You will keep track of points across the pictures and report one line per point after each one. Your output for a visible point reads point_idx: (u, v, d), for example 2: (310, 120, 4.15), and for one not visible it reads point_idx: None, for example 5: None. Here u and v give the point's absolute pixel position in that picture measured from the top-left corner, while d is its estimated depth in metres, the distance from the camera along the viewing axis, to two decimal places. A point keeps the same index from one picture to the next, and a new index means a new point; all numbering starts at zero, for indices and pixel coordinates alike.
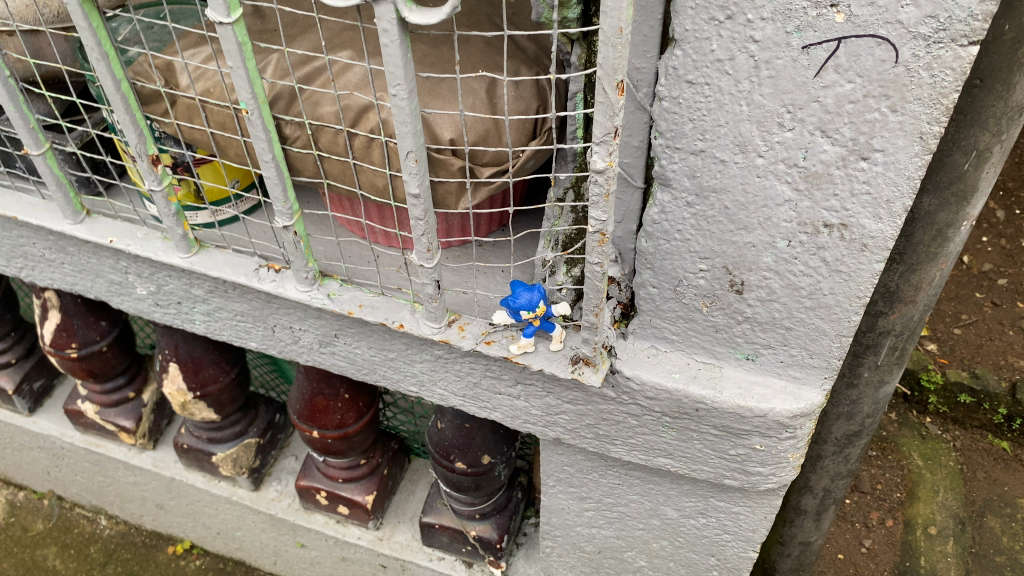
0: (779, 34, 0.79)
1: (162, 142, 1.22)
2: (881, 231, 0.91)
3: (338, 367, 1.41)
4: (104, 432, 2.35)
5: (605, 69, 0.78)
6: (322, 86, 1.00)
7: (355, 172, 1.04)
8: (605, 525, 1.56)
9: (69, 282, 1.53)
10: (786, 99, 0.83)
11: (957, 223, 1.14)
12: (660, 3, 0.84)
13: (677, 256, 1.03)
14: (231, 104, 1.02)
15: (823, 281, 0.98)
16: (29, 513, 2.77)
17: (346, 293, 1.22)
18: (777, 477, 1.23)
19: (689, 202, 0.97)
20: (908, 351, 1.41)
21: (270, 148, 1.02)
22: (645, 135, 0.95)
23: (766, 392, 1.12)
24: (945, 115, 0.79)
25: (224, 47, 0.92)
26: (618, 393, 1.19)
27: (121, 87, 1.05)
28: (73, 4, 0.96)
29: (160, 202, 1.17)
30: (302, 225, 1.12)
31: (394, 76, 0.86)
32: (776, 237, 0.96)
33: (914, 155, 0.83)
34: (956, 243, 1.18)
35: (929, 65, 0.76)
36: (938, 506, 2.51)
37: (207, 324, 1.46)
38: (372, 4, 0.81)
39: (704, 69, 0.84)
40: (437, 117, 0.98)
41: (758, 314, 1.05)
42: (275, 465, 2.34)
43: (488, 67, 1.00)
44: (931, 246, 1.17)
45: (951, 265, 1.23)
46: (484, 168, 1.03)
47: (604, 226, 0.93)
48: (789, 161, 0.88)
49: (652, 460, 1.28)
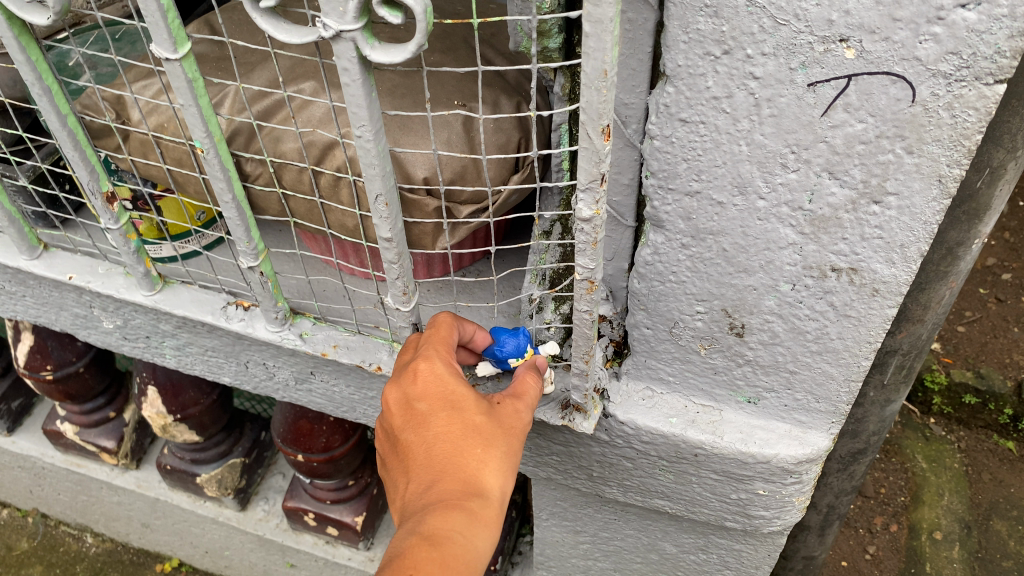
0: (782, 71, 0.71)
1: (119, 175, 1.14)
2: (894, 276, 0.83)
3: (317, 403, 1.34)
4: (85, 452, 2.28)
5: (590, 113, 0.70)
6: (283, 121, 0.92)
7: (323, 212, 0.96)
8: (601, 557, 1.50)
9: (33, 315, 1.45)
10: (789, 139, 0.75)
11: (968, 242, 1.06)
12: (650, 34, 0.76)
13: (672, 298, 0.95)
14: (186, 141, 0.94)
15: (831, 326, 0.90)
16: (13, 532, 2.70)
17: (320, 332, 1.14)
18: (782, 520, 1.16)
19: (684, 243, 0.89)
20: (915, 370, 1.34)
21: (229, 188, 0.94)
22: (635, 173, 0.87)
23: (768, 437, 1.05)
24: (966, 157, 0.72)
25: (172, 83, 0.84)
26: (612, 436, 1.12)
27: (67, 123, 0.97)
28: (7, 37, 0.88)
29: (118, 241, 1.09)
30: (269, 264, 1.05)
31: (358, 116, 0.78)
32: (779, 281, 0.88)
33: (932, 199, 0.75)
34: (966, 262, 1.11)
35: (950, 104, 0.68)
36: (944, 510, 2.45)
37: (178, 359, 1.39)
38: (330, 41, 0.73)
39: (699, 106, 0.76)
40: (409, 155, 0.89)
41: (761, 357, 0.98)
42: (262, 483, 2.28)
43: (464, 97, 0.92)
44: (940, 266, 1.10)
45: (962, 282, 1.16)
46: (462, 207, 0.94)
47: (592, 273, 0.86)
48: (793, 204, 0.80)
49: (649, 501, 1.21)
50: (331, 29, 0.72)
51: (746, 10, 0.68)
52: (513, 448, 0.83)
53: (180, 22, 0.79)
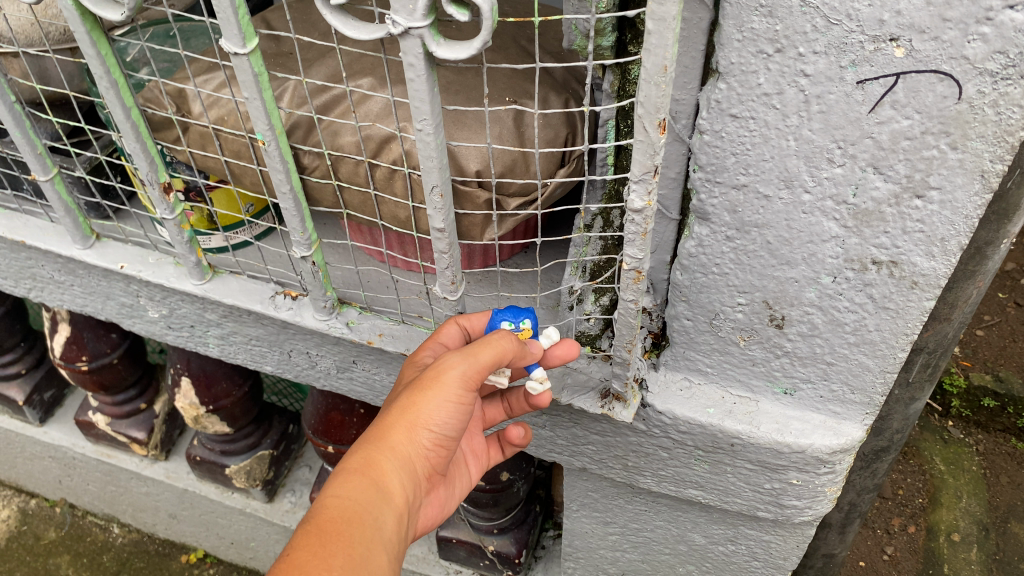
0: (833, 69, 0.74)
1: (174, 167, 1.17)
2: (933, 269, 0.86)
3: (356, 392, 1.38)
4: (115, 443, 2.32)
5: (647, 107, 0.73)
6: (341, 115, 0.96)
7: (377, 203, 1.00)
8: (629, 548, 1.52)
9: (79, 304, 1.49)
10: (837, 135, 0.78)
11: (998, 241, 1.10)
12: (703, 33, 0.79)
13: (714, 290, 0.98)
14: (246, 133, 0.98)
15: (869, 318, 0.93)
16: (41, 522, 2.74)
17: (366, 321, 1.18)
18: (814, 510, 1.18)
19: (728, 236, 0.92)
20: (941, 368, 1.37)
21: (288, 179, 0.97)
22: (682, 167, 0.90)
23: (804, 427, 1.08)
24: (1009, 153, 0.74)
25: (239, 77, 0.87)
26: (649, 426, 1.15)
27: (131, 115, 1.00)
28: (79, 32, 0.91)
29: (173, 230, 1.13)
30: (320, 254, 1.08)
31: (420, 110, 0.82)
32: (820, 273, 0.91)
33: (973, 193, 0.78)
34: (995, 261, 1.14)
35: (995, 102, 0.71)
36: (962, 513, 2.46)
37: (221, 348, 1.43)
38: (398, 37, 0.76)
39: (749, 103, 0.79)
40: (463, 148, 0.92)
41: (799, 349, 1.01)
42: (289, 476, 2.32)
43: (516, 94, 0.96)
44: (970, 264, 1.13)
45: (990, 282, 1.20)
46: (511, 199, 0.98)
47: (640, 264, 0.88)
48: (837, 197, 0.83)
49: (682, 491, 1.24)
50: (400, 26, 0.75)
51: (800, 9, 0.71)
52: (431, 401, 0.93)
53: (250, 19, 0.82)
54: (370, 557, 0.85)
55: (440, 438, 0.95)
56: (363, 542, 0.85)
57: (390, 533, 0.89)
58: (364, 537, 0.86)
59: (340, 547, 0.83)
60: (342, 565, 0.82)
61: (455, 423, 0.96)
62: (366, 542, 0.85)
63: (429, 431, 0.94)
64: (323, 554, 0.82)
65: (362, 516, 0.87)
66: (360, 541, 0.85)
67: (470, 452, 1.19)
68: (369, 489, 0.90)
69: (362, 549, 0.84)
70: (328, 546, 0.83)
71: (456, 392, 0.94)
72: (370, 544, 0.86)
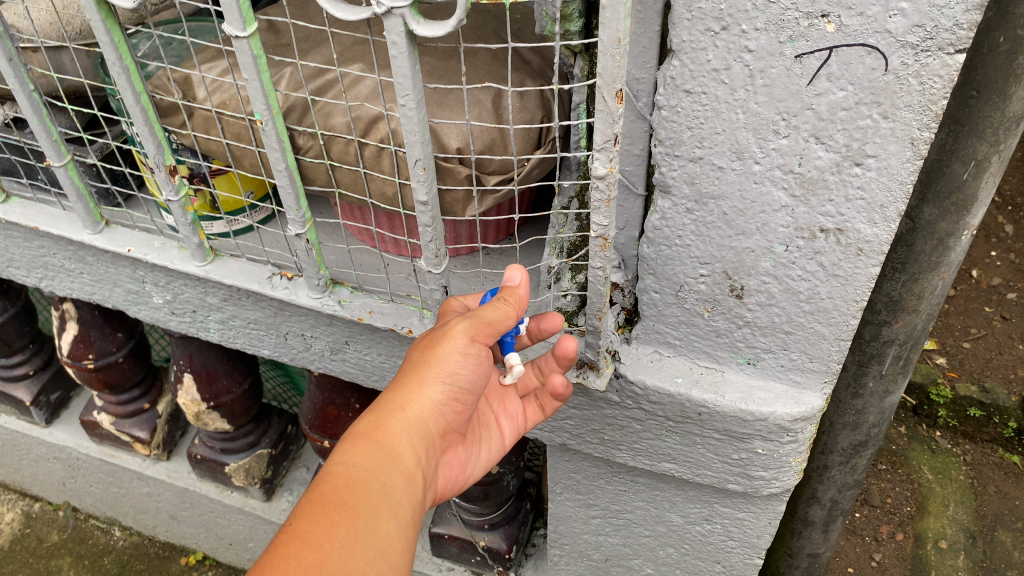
0: (773, 44, 0.82)
1: (179, 153, 1.26)
2: (876, 235, 0.93)
3: (349, 374, 1.46)
4: (119, 442, 2.31)
5: (605, 78, 0.81)
6: (334, 97, 1.04)
7: (366, 181, 1.08)
8: (611, 532, 1.58)
9: (88, 291, 1.57)
10: (780, 107, 0.86)
11: (958, 232, 1.10)
12: (658, 14, 0.88)
13: (678, 262, 1.06)
14: (246, 116, 1.06)
15: (821, 285, 1.00)
16: (44, 525, 2.74)
17: (357, 300, 1.26)
18: (780, 482, 1.26)
19: (689, 208, 1.00)
20: (914, 361, 1.32)
21: (284, 158, 1.05)
22: (645, 143, 0.98)
23: (767, 396, 1.15)
24: (935, 121, 0.82)
25: (239, 60, 0.94)
26: (623, 397, 1.23)
27: (141, 100, 1.08)
28: (95, 21, 0.98)
29: (177, 212, 1.20)
30: (314, 233, 1.16)
31: (403, 86, 0.89)
32: (774, 242, 0.98)
33: (906, 160, 0.86)
34: (958, 252, 1.14)
35: (918, 72, 0.79)
36: (949, 520, 2.34)
37: (221, 333, 1.51)
38: (382, 17, 0.84)
39: (701, 78, 0.87)
40: (444, 126, 1.01)
41: (758, 318, 1.07)
42: (286, 477, 2.31)
43: (494, 79, 1.04)
44: (932, 255, 1.13)
45: (955, 273, 1.18)
46: (490, 176, 1.05)
47: (606, 230, 0.96)
48: (785, 167, 0.91)
49: (657, 464, 1.33)
50: (383, 6, 0.83)
51: None
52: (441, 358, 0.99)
53: (250, 4, 0.90)
54: (374, 523, 0.88)
55: (452, 392, 1.02)
56: (369, 509, 0.89)
57: (399, 495, 0.93)
58: (370, 503, 0.90)
59: (343, 516, 0.87)
60: (345, 535, 0.85)
61: (465, 376, 1.02)
62: (371, 508, 0.89)
63: (440, 385, 1.01)
64: (324, 524, 0.85)
65: (368, 482, 0.91)
66: (364, 508, 0.88)
67: (501, 413, 1.24)
68: (378, 453, 0.95)
69: (366, 516, 0.88)
70: (331, 516, 0.86)
71: (462, 346, 1.00)
72: (377, 510, 0.90)
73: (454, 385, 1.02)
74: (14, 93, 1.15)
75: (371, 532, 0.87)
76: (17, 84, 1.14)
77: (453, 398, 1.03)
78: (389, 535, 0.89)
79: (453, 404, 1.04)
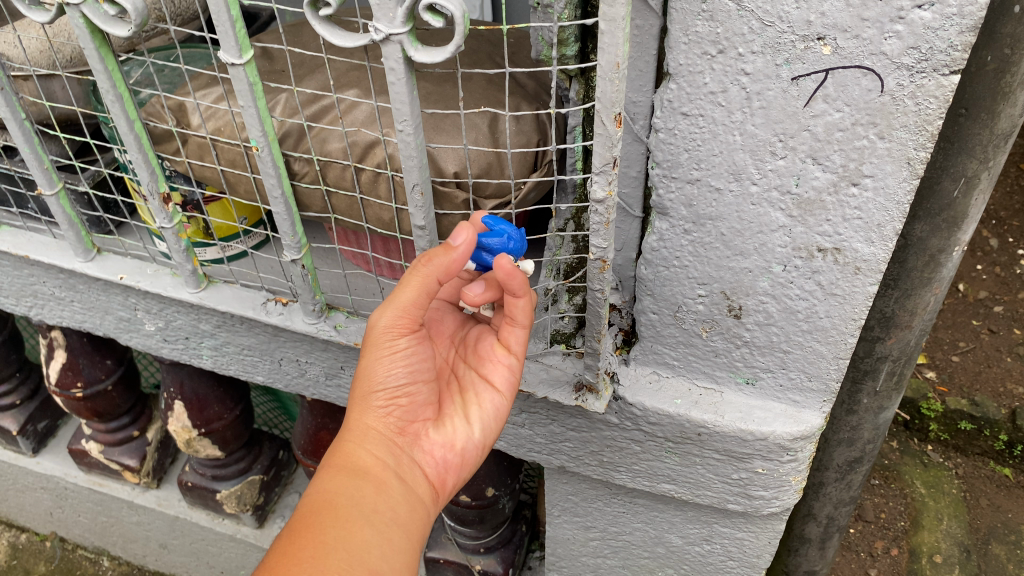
0: (769, 67, 0.82)
1: (173, 180, 1.26)
2: (873, 254, 0.93)
3: (345, 399, 1.45)
4: (107, 470, 2.23)
5: (604, 102, 0.82)
6: (330, 123, 1.04)
7: (362, 205, 1.08)
8: (610, 554, 1.56)
9: (78, 319, 1.56)
10: (777, 129, 0.87)
11: (949, 248, 1.10)
12: (655, 38, 0.89)
13: (676, 283, 1.06)
14: (242, 142, 1.07)
15: (819, 304, 1.00)
16: (31, 556, 2.64)
17: (353, 324, 1.26)
18: (780, 501, 1.26)
19: (686, 229, 1.00)
20: (908, 376, 1.32)
21: (280, 184, 1.04)
22: (642, 165, 0.99)
23: (766, 416, 1.15)
24: (931, 141, 0.82)
25: (235, 87, 0.93)
26: (622, 419, 1.24)
27: (134, 128, 1.06)
28: (88, 49, 0.96)
29: (171, 239, 1.19)
30: (309, 258, 1.15)
31: (401, 112, 0.89)
32: (772, 262, 0.98)
33: (902, 179, 0.86)
34: (950, 268, 1.14)
35: (914, 94, 0.79)
36: (943, 534, 2.26)
37: (214, 360, 1.50)
38: (380, 43, 0.83)
39: (698, 101, 0.88)
40: (441, 151, 1.01)
41: (756, 338, 1.08)
42: (279, 502, 2.23)
43: (490, 104, 1.04)
44: (924, 271, 1.13)
45: (947, 289, 1.18)
46: (487, 201, 1.05)
47: (605, 253, 0.96)
48: (782, 188, 0.91)
49: (656, 485, 1.33)
50: (382, 33, 0.82)
51: (737, 13, 0.80)
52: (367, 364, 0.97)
53: (246, 32, 0.89)
54: (347, 537, 0.86)
55: (394, 389, 0.98)
56: (338, 525, 0.86)
57: (373, 504, 0.91)
58: (339, 520, 0.87)
59: (309, 538, 0.85)
60: (314, 555, 0.83)
61: (400, 369, 0.98)
62: (341, 522, 0.87)
63: (378, 390, 0.97)
64: (294, 549, 0.83)
65: (335, 500, 0.89)
66: (334, 524, 0.86)
67: None
68: (340, 473, 0.92)
69: (337, 531, 0.86)
70: (298, 541, 0.85)
71: (387, 345, 0.96)
72: (347, 522, 0.87)
73: (392, 381, 0.98)
74: (5, 122, 1.14)
75: (343, 545, 0.85)
76: (8, 113, 1.12)
77: (394, 395, 0.99)
78: (365, 543, 0.86)
79: (399, 400, 0.99)
